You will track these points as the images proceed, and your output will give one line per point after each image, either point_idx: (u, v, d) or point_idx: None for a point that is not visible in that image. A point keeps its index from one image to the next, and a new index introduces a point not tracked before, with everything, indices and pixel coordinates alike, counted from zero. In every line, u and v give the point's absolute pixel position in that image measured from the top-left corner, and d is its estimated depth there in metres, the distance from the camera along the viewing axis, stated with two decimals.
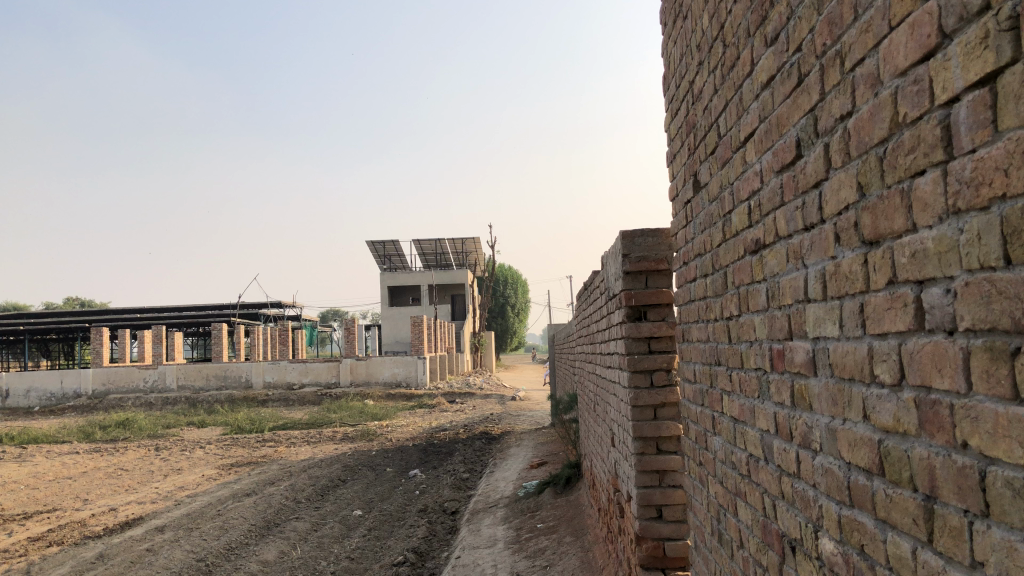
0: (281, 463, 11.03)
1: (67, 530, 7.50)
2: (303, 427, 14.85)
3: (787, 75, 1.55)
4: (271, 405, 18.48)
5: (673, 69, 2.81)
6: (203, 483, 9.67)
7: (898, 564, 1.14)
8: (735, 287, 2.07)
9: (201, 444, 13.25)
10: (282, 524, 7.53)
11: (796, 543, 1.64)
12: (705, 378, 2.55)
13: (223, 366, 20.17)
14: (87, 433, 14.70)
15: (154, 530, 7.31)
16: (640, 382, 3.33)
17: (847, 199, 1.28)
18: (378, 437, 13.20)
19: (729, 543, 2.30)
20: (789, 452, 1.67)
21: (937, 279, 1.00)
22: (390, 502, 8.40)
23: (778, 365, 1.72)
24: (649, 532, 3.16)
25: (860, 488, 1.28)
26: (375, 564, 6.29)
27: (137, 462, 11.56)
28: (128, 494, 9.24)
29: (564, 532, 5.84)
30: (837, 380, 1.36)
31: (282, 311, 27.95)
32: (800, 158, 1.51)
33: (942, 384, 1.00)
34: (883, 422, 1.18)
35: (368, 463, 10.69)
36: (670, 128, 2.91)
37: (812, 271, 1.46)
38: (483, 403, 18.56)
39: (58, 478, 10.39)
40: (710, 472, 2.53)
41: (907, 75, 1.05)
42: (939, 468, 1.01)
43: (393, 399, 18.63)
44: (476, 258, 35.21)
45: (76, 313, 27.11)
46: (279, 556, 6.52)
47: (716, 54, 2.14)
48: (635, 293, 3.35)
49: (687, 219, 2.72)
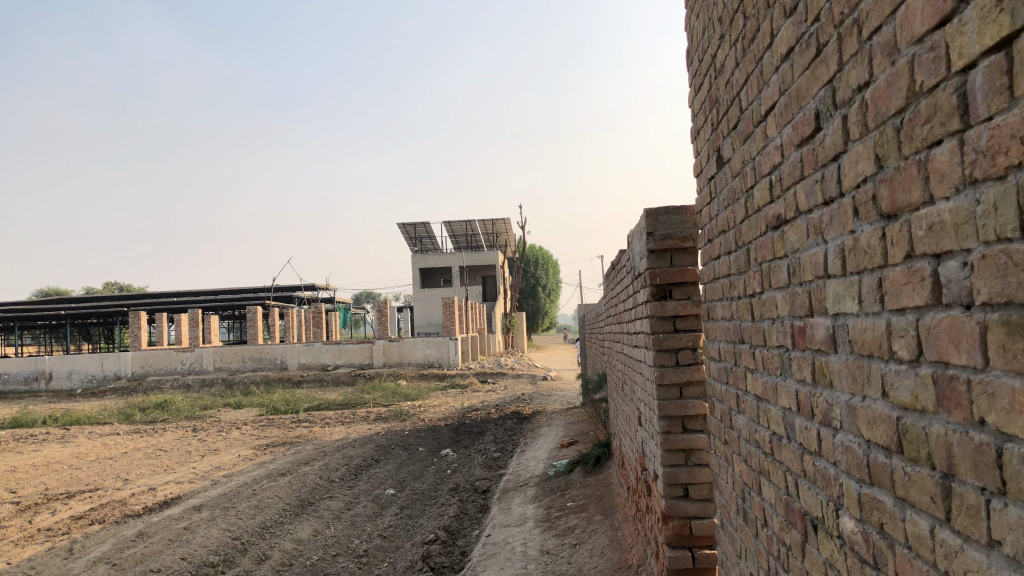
0: (315, 442, 11.22)
1: (108, 509, 7.68)
2: (338, 407, 15.08)
3: (807, 45, 1.52)
4: (306, 385, 18.77)
5: (696, 42, 2.76)
6: (239, 464, 9.82)
7: (917, 544, 1.12)
8: (758, 265, 2.04)
9: (238, 425, 13.49)
10: (316, 503, 7.63)
11: (817, 521, 1.63)
12: (730, 356, 2.52)
13: (259, 348, 20.46)
14: (128, 414, 15.03)
15: (192, 509, 7.45)
16: (665, 361, 3.30)
17: (865, 171, 1.25)
18: (411, 417, 13.37)
19: (753, 521, 2.29)
20: (810, 430, 1.65)
21: (955, 253, 0.97)
22: (421, 481, 8.46)
23: (799, 341, 1.70)
24: (676, 511, 3.17)
25: (879, 466, 1.26)
26: (408, 542, 6.38)
27: (174, 443, 11.80)
28: (166, 474, 9.43)
29: (594, 510, 5.84)
30: (857, 356, 1.34)
31: (316, 293, 28.20)
32: (820, 131, 1.47)
33: (960, 359, 0.97)
34: (901, 399, 1.16)
35: (401, 442, 10.83)
36: (694, 103, 2.86)
37: (832, 246, 1.44)
38: (515, 383, 18.71)
39: (100, 459, 10.61)
40: (735, 451, 2.50)
41: (923, 42, 1.01)
42: (957, 445, 0.99)
43: (427, 379, 18.87)
44: (507, 238, 35.41)
45: (112, 298, 27.59)
46: (313, 535, 6.63)
47: (738, 27, 2.10)
48: (659, 272, 3.32)
49: (712, 195, 2.67)
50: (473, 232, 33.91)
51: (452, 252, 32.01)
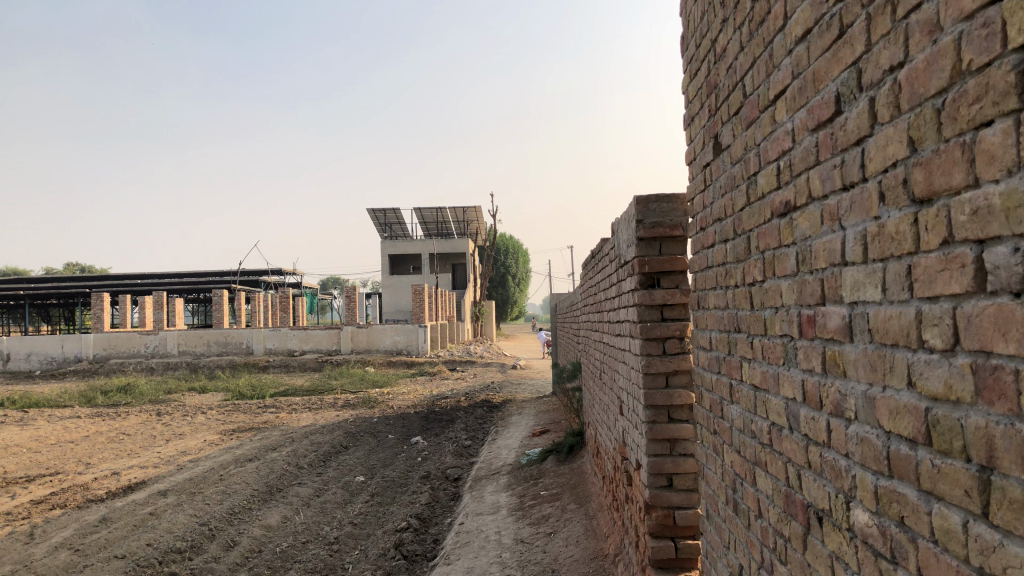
0: (282, 428, 11.09)
1: (69, 493, 7.51)
2: (304, 393, 14.93)
3: (826, 27, 1.48)
4: (272, 370, 18.56)
5: (693, 27, 2.73)
6: (205, 449, 9.66)
7: (945, 538, 1.10)
8: (760, 252, 2.01)
9: (203, 409, 13.28)
10: (285, 489, 7.53)
11: (823, 513, 1.60)
12: (722, 345, 2.49)
13: (224, 332, 20.20)
14: (89, 397, 14.74)
15: (157, 494, 7.31)
16: (653, 350, 3.27)
17: (895, 154, 1.21)
18: (380, 404, 13.28)
19: (744, 512, 2.27)
20: (817, 420, 1.62)
21: (1004, 237, 0.94)
22: (391, 468, 8.40)
23: (807, 331, 1.67)
24: (659, 501, 3.15)
25: (901, 458, 1.23)
26: (379, 530, 6.31)
27: (138, 427, 11.60)
28: (130, 459, 9.25)
29: (568, 499, 5.83)
30: (877, 346, 1.31)
31: (282, 278, 27.84)
32: (840, 114, 1.43)
33: (1005, 349, 0.94)
34: (931, 389, 1.12)
35: (370, 429, 10.73)
36: (689, 89, 2.83)
37: (851, 232, 1.40)
38: (484, 371, 18.70)
39: (60, 443, 10.38)
40: (726, 442, 2.48)
41: (973, 19, 0.98)
42: (1000, 438, 0.96)
43: (395, 366, 18.78)
44: (477, 226, 35.37)
45: (73, 278, 27.02)
46: (282, 521, 6.54)
47: (744, 10, 2.06)
48: (649, 260, 3.28)
49: (706, 182, 2.64)
50: (443, 219, 33.80)
51: (421, 239, 31.88)
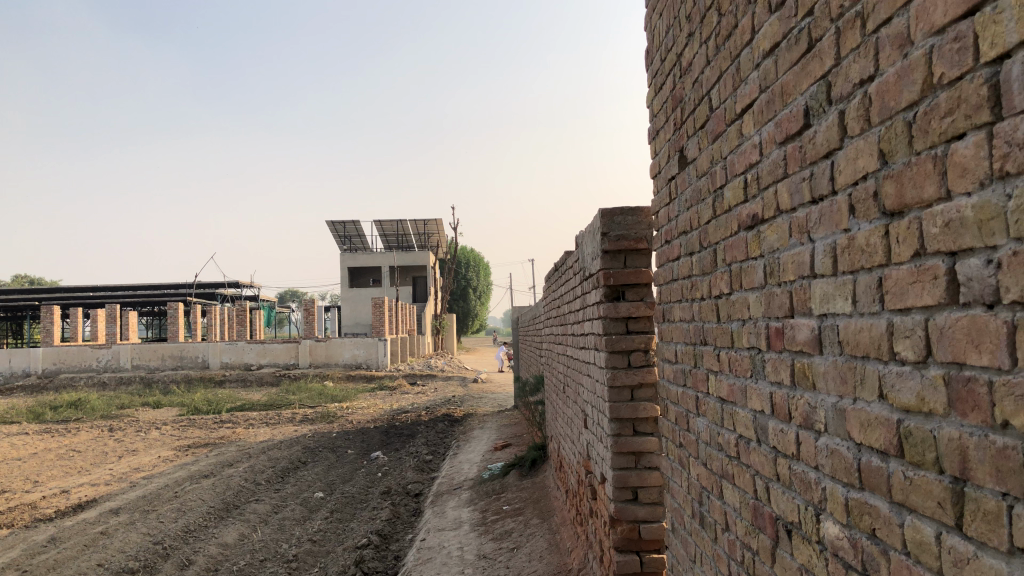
0: (239, 444, 10.88)
1: (17, 512, 7.27)
2: (262, 408, 14.70)
3: (795, 41, 1.49)
4: (228, 385, 18.23)
5: (658, 42, 2.75)
6: (159, 465, 9.44)
7: (918, 550, 1.09)
8: (727, 265, 2.01)
9: (157, 425, 13.00)
10: (242, 507, 7.38)
11: (793, 526, 1.60)
12: (688, 358, 2.50)
13: (179, 345, 19.81)
14: (37, 412, 14.33)
15: (109, 512, 7.11)
16: (618, 363, 3.27)
17: (866, 166, 1.22)
18: (339, 418, 13.12)
19: (711, 525, 2.27)
20: (787, 433, 1.62)
21: (976, 250, 0.94)
22: (352, 484, 8.28)
23: (775, 343, 1.67)
24: (624, 515, 3.13)
25: (873, 470, 1.23)
26: (338, 547, 6.20)
27: (89, 443, 11.29)
28: (81, 476, 8.99)
29: (531, 514, 5.79)
30: (848, 358, 1.31)
31: (239, 291, 27.44)
32: (809, 127, 1.44)
33: (979, 359, 0.94)
34: (903, 401, 1.12)
35: (329, 444, 10.58)
36: (654, 103, 2.84)
37: (820, 245, 1.41)
38: (444, 385, 18.59)
39: (7, 460, 10.05)
40: (692, 455, 2.47)
41: (945, 33, 0.99)
42: (973, 449, 0.96)
43: (354, 380, 18.58)
44: (438, 239, 35.28)
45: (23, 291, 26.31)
46: (239, 539, 6.40)
47: (710, 24, 2.08)
48: (613, 273, 3.28)
49: (671, 195, 2.65)
50: (404, 232, 33.65)
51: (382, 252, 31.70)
